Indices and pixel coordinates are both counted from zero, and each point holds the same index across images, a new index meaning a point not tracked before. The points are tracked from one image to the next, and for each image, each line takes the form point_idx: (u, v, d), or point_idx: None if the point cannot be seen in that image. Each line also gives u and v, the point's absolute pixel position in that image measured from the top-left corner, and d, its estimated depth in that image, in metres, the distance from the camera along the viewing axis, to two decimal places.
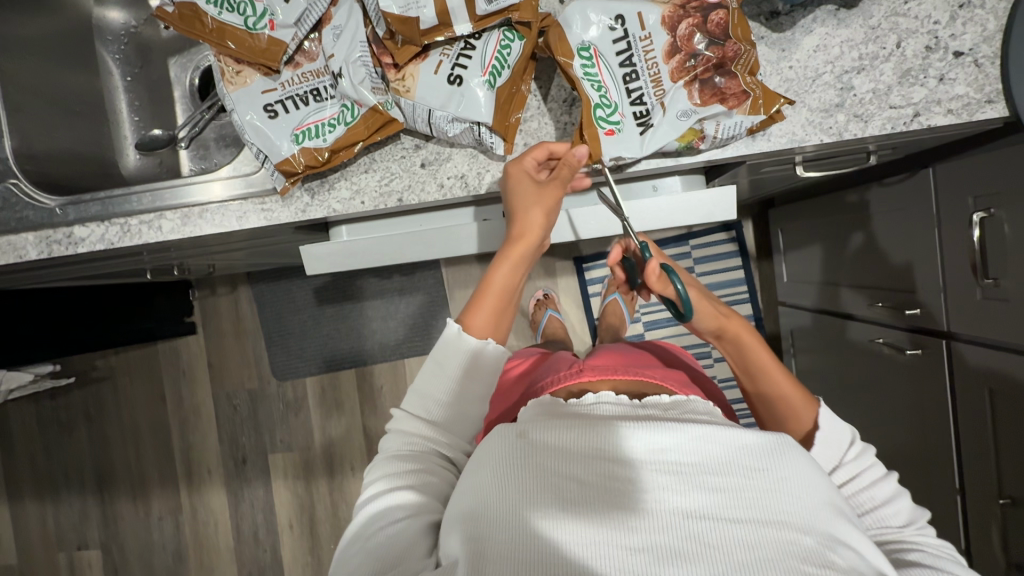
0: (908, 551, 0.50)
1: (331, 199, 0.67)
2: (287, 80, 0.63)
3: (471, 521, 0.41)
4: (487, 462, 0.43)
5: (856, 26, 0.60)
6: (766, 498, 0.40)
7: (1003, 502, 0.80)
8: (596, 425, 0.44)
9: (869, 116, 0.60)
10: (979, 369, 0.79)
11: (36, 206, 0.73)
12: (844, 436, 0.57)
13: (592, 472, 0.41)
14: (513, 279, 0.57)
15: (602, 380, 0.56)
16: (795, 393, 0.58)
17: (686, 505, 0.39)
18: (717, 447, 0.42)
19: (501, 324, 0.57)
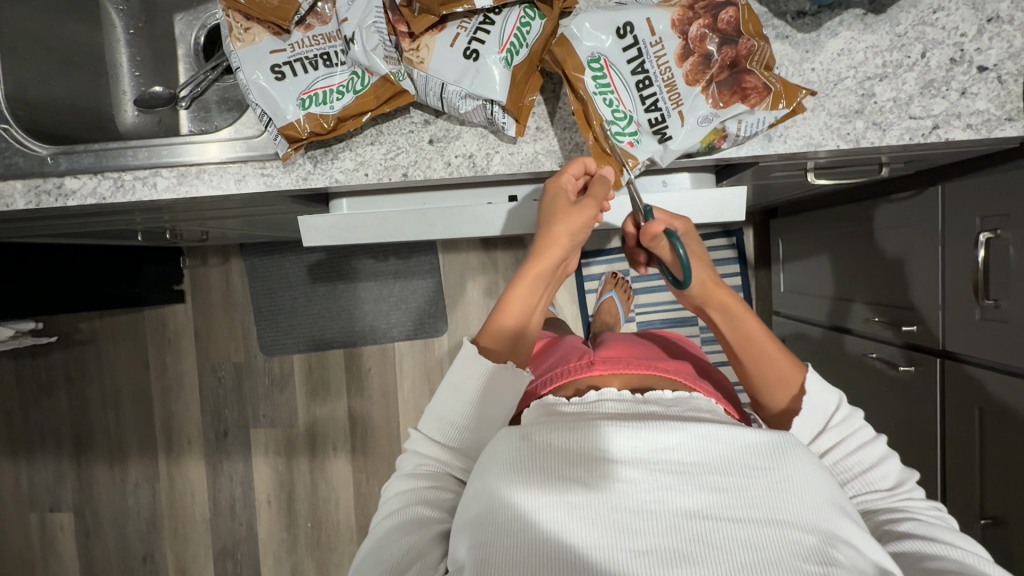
0: (900, 521, 0.51)
1: (334, 168, 0.65)
2: (297, 41, 0.61)
3: (476, 527, 0.41)
4: (493, 466, 0.43)
5: (882, 33, 0.59)
6: (771, 499, 0.39)
7: (984, 523, 0.81)
8: (579, 426, 0.44)
9: (888, 126, 0.59)
10: (971, 390, 0.79)
11: (27, 153, 0.70)
12: (834, 400, 0.57)
13: (595, 475, 0.41)
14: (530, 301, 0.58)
15: (612, 375, 0.59)
16: (784, 362, 0.57)
17: (689, 505, 0.39)
18: (719, 448, 0.42)
19: (520, 346, 0.59)
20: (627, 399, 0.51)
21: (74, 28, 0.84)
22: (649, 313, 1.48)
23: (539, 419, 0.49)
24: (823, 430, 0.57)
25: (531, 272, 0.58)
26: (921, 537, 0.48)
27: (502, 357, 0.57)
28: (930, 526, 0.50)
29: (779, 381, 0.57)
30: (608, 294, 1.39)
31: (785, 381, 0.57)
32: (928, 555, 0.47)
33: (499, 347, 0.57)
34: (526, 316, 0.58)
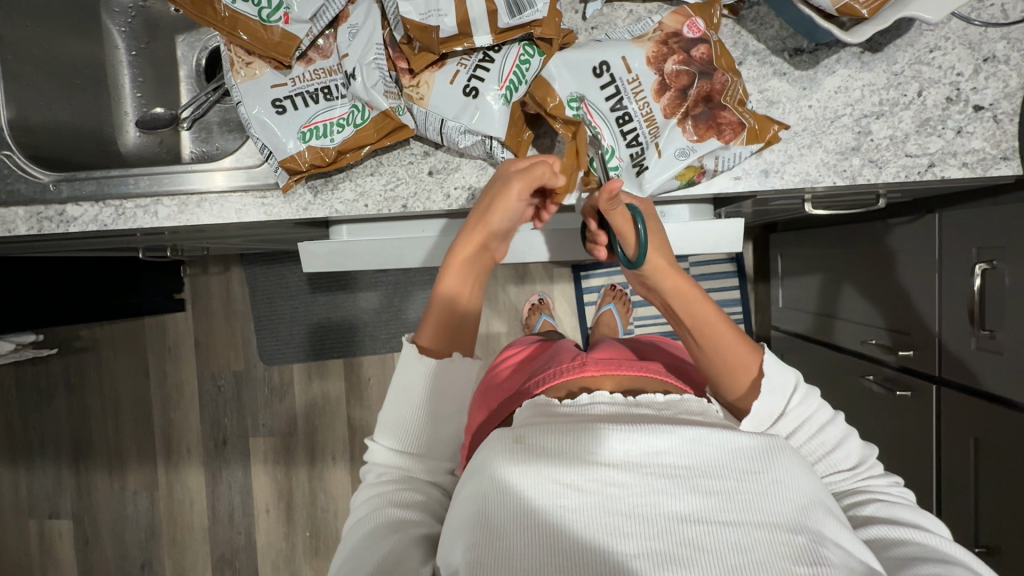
0: (864, 505, 0.50)
1: (335, 199, 0.66)
2: (298, 75, 0.62)
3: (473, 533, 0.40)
4: (488, 465, 0.43)
5: (879, 71, 0.59)
6: (761, 501, 0.40)
7: (978, 550, 0.82)
8: (582, 431, 0.43)
9: (884, 163, 0.60)
10: (966, 418, 0.80)
11: (29, 180, 0.71)
12: (792, 377, 0.55)
13: (588, 478, 0.40)
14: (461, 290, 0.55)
15: (604, 376, 0.57)
16: (739, 345, 0.54)
17: (680, 508, 0.39)
18: (709, 452, 0.42)
19: (459, 336, 0.55)
20: (619, 402, 0.50)
21: (74, 49, 0.85)
22: (648, 326, 1.48)
23: (527, 421, 0.48)
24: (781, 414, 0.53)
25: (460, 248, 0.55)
26: (886, 520, 0.48)
27: (447, 353, 0.54)
28: (891, 506, 0.50)
29: (736, 367, 0.54)
30: (607, 307, 1.39)
31: (745, 362, 0.54)
32: (894, 540, 0.47)
33: (437, 340, 0.54)
34: (455, 298, 0.55)
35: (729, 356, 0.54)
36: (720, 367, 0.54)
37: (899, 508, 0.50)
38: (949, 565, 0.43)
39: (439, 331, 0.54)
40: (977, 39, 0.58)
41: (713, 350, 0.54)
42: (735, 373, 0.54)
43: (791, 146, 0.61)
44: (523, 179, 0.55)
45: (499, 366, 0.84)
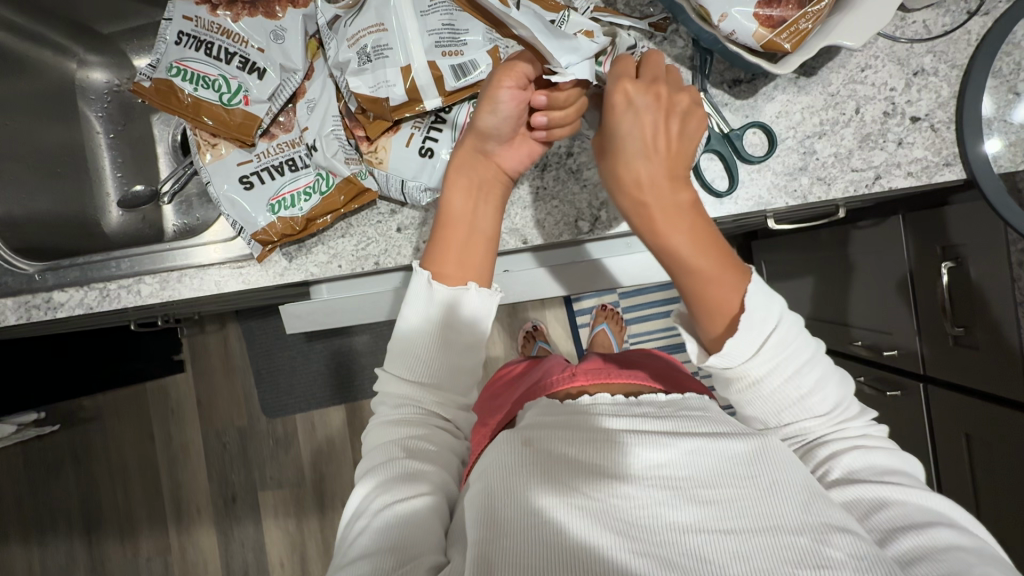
0: (837, 457, 0.47)
1: (309, 262, 0.68)
2: (263, 151, 0.64)
3: (481, 532, 0.40)
4: (493, 469, 0.44)
5: (816, 93, 0.62)
6: (757, 509, 0.40)
7: None
8: (599, 443, 0.45)
9: (834, 178, 0.62)
10: (956, 415, 0.80)
11: (15, 271, 0.73)
12: (775, 314, 0.47)
13: (594, 487, 0.42)
14: (465, 209, 0.55)
15: (593, 384, 0.59)
16: (724, 279, 0.47)
17: (682, 518, 0.40)
18: (709, 461, 0.44)
19: (473, 263, 0.54)
20: (620, 401, 0.52)
21: (55, 140, 0.88)
22: (645, 343, 1.48)
23: (535, 424, 0.49)
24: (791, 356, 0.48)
25: (461, 163, 0.56)
26: (861, 475, 0.46)
27: (459, 281, 0.53)
28: (865, 454, 0.47)
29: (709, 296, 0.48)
30: (600, 328, 1.39)
31: (726, 294, 0.47)
32: (874, 501, 0.44)
33: (447, 266, 0.54)
34: (467, 209, 0.56)
35: (699, 291, 0.48)
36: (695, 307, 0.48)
37: (875, 454, 0.47)
38: (932, 526, 0.41)
39: (449, 257, 0.54)
40: (905, 54, 0.61)
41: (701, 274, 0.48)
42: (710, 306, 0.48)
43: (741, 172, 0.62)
44: (509, 73, 0.52)
45: (493, 382, 0.86)
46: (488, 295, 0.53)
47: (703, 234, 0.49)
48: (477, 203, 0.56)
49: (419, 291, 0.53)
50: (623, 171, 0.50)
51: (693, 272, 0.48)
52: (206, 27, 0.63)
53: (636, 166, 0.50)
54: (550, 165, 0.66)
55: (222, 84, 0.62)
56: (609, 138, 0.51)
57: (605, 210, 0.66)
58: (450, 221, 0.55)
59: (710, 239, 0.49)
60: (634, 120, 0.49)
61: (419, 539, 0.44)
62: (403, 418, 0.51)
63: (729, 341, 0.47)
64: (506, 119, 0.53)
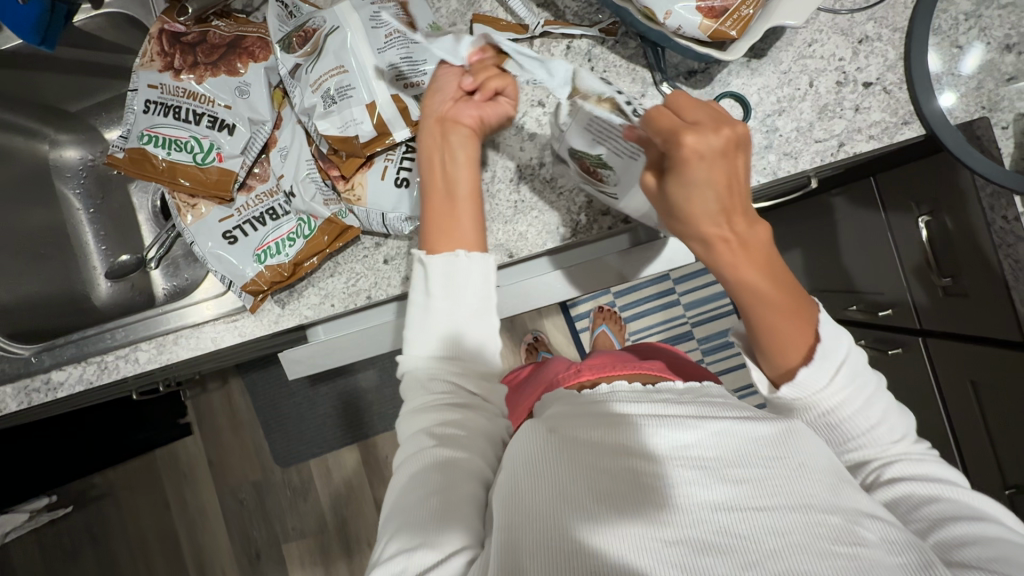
0: (890, 464, 0.48)
1: (302, 306, 0.68)
2: (242, 204, 0.65)
3: (510, 526, 0.40)
4: (517, 461, 0.44)
5: (769, 73, 0.64)
6: (787, 486, 0.41)
7: (1010, 492, 0.81)
8: (620, 424, 0.46)
9: (799, 150, 0.63)
10: (960, 363, 0.81)
11: (11, 357, 0.73)
12: (845, 347, 0.50)
13: (622, 471, 0.42)
14: (442, 175, 0.57)
15: (602, 376, 0.60)
16: (793, 324, 0.49)
17: (713, 497, 0.40)
18: (736, 442, 0.44)
19: (465, 232, 0.55)
20: (638, 389, 0.52)
21: (37, 222, 0.89)
22: (647, 338, 1.49)
23: (557, 412, 0.50)
24: (835, 374, 0.49)
25: (428, 140, 0.57)
26: (914, 479, 0.47)
27: (447, 250, 0.54)
28: (919, 463, 0.48)
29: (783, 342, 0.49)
30: (600, 329, 1.39)
31: (797, 336, 0.49)
32: (924, 498, 0.45)
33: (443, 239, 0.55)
34: (435, 177, 0.57)
35: (777, 336, 0.49)
36: (773, 347, 0.50)
37: (929, 462, 0.48)
38: (984, 523, 0.42)
39: (444, 229, 0.55)
40: (848, 25, 0.63)
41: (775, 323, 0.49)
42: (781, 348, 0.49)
43: None
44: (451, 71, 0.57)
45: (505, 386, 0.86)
46: (479, 261, 0.54)
47: (777, 271, 0.49)
48: (446, 166, 0.57)
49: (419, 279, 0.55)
50: (693, 218, 0.47)
51: (767, 312, 0.49)
52: (171, 93, 0.64)
53: (712, 211, 0.46)
54: (524, 178, 0.67)
55: (194, 144, 0.64)
56: (676, 175, 0.45)
57: (583, 214, 0.67)
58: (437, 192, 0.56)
59: (784, 276, 0.49)
60: (708, 171, 0.44)
61: (448, 541, 0.43)
62: (429, 405, 0.51)
63: (812, 376, 0.48)
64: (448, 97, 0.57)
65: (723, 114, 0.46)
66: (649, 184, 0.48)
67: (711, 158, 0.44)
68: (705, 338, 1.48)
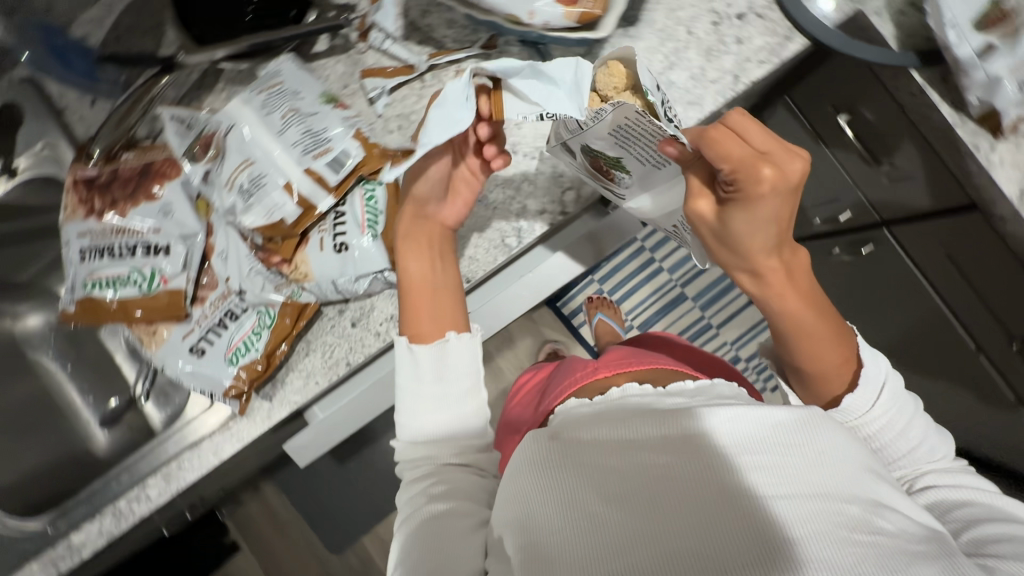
0: (921, 476, 0.53)
1: (289, 393, 0.69)
2: (200, 316, 0.66)
3: (521, 531, 0.42)
4: (521, 470, 0.44)
5: (648, 35, 0.66)
6: (808, 474, 0.40)
7: (1017, 346, 0.77)
8: (636, 422, 0.45)
9: (701, 94, 0.65)
10: (929, 233, 0.80)
11: (28, 534, 0.73)
12: (884, 368, 0.56)
13: (626, 460, 0.43)
14: (427, 267, 0.60)
15: (617, 374, 0.59)
16: (834, 345, 0.55)
17: (725, 481, 0.40)
18: (752, 427, 0.43)
19: (451, 317, 0.58)
20: (650, 393, 0.52)
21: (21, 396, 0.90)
22: (643, 314, 1.50)
23: (584, 412, 0.50)
24: (879, 397, 0.54)
25: (406, 229, 0.60)
26: (949, 488, 0.51)
27: (435, 337, 0.57)
28: (954, 475, 0.52)
29: (827, 369, 0.55)
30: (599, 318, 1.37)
31: (841, 358, 0.55)
32: (955, 502, 0.49)
33: (429, 325, 0.58)
34: (426, 279, 0.59)
35: (816, 354, 0.55)
36: (813, 360, 0.55)
37: (960, 475, 0.52)
38: (1014, 524, 0.46)
39: (432, 319, 0.58)
40: None
41: (816, 352, 0.55)
42: (829, 371, 0.55)
43: None
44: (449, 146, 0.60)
45: (512, 395, 0.86)
46: (468, 343, 0.56)
47: (810, 291, 0.56)
48: (434, 266, 0.60)
49: (403, 355, 0.56)
50: (751, 247, 0.51)
51: (810, 339, 0.55)
52: (99, 235, 0.64)
53: (767, 243, 0.51)
54: None
55: (136, 275, 0.64)
56: (743, 203, 0.47)
57: (523, 220, 0.68)
58: (421, 280, 0.59)
59: (814, 298, 0.55)
60: (776, 204, 0.47)
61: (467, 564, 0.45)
62: (424, 471, 0.53)
63: (856, 400, 0.54)
64: (438, 178, 0.60)
65: (783, 141, 0.48)
66: (709, 215, 0.50)
67: (782, 194, 0.46)
68: (698, 295, 1.49)
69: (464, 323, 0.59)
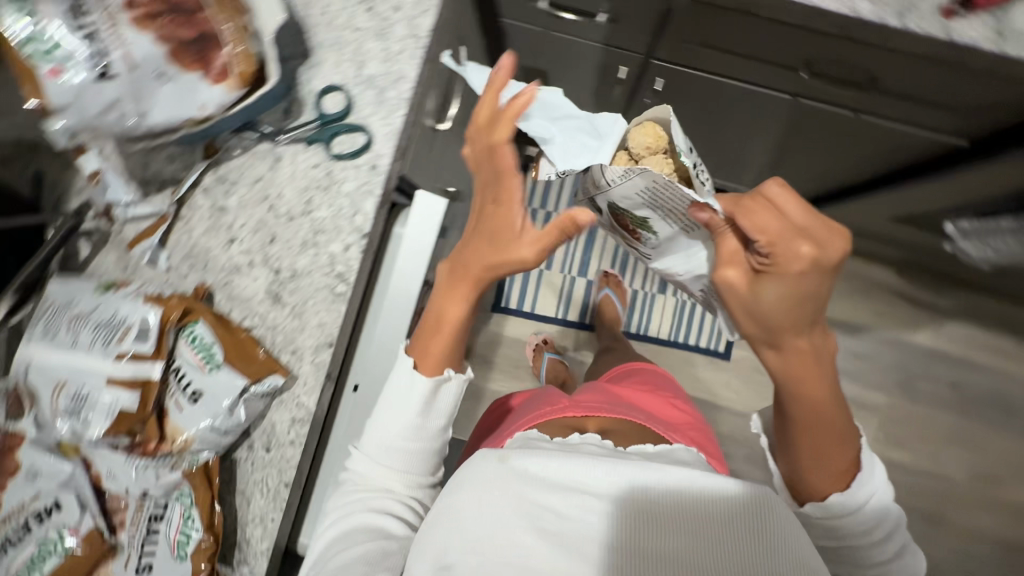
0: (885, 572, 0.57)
1: (255, 547, 0.67)
2: (129, 540, 0.63)
3: (443, 556, 0.46)
4: (468, 487, 0.49)
5: (330, 54, 0.71)
6: (738, 552, 0.43)
7: (804, 71, 0.83)
8: (625, 469, 0.48)
9: (398, 69, 0.70)
10: (682, 32, 0.85)
11: None
12: (877, 480, 0.57)
13: (577, 504, 0.47)
14: (459, 307, 0.61)
15: (587, 419, 0.68)
16: (844, 440, 0.57)
17: (641, 533, 0.44)
18: (689, 492, 0.47)
19: (453, 354, 0.62)
20: (606, 445, 0.59)
21: None
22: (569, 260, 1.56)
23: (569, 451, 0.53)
24: (875, 496, 0.57)
25: (466, 255, 0.59)
26: None
27: (433, 372, 0.61)
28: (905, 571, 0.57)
29: (815, 450, 0.57)
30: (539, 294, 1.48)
31: (844, 456, 0.57)
32: None
33: (432, 360, 0.61)
34: (456, 313, 0.61)
35: (826, 449, 0.57)
36: (804, 440, 0.57)
37: None
38: None
39: (440, 350, 0.61)
40: None
41: (805, 437, 0.57)
42: (825, 458, 0.57)
43: (358, 136, 0.69)
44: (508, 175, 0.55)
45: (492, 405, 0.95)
46: (454, 385, 0.62)
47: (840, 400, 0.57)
48: (460, 311, 0.61)
49: (388, 402, 0.61)
50: (775, 322, 0.53)
51: (832, 421, 0.56)
52: None
53: (796, 324, 0.52)
54: (279, 291, 0.70)
55: (49, 544, 0.59)
56: (774, 275, 0.51)
57: (340, 264, 0.69)
58: (445, 323, 0.61)
59: (840, 424, 0.56)
60: (812, 283, 0.50)
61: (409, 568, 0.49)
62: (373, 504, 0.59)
63: (845, 499, 0.56)
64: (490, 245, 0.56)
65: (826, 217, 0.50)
66: (792, 290, 0.51)
67: (818, 270, 0.49)
68: None
69: (461, 364, 0.64)
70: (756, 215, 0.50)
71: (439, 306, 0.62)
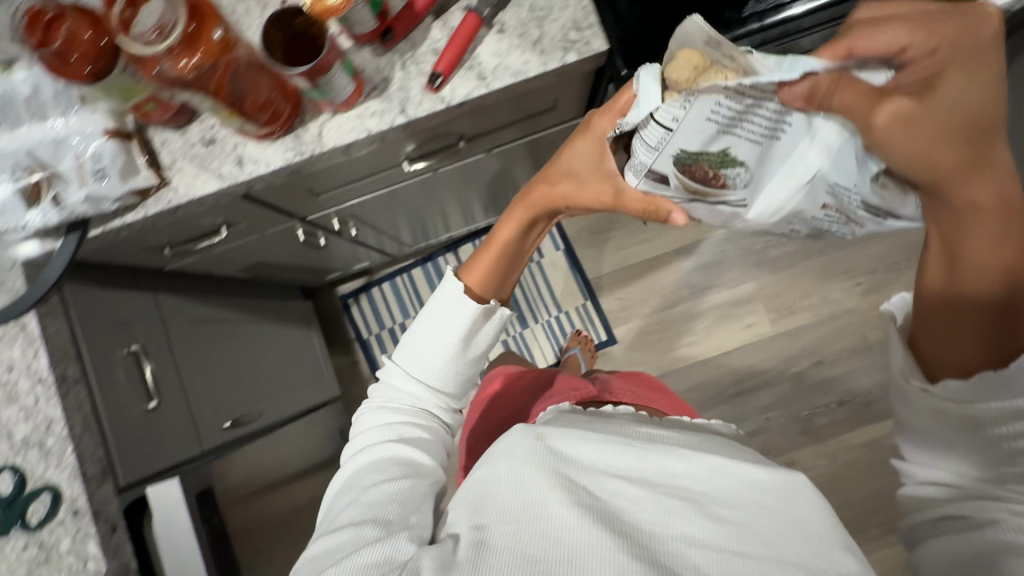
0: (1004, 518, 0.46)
1: None
2: None
3: (475, 514, 0.46)
4: (504, 457, 0.48)
5: None
6: (767, 536, 0.41)
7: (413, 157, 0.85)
8: (674, 450, 0.47)
9: (43, 417, 0.71)
10: (300, 198, 0.86)
11: None
12: None
13: (656, 474, 0.46)
14: (510, 232, 0.68)
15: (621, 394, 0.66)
16: (981, 269, 0.48)
17: (675, 510, 0.43)
18: (727, 480, 0.45)
19: (496, 269, 0.68)
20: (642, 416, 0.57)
21: None
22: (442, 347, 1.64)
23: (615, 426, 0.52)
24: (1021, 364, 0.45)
25: (545, 178, 0.66)
26: None
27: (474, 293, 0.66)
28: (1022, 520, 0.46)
29: (957, 321, 0.49)
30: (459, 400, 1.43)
31: (978, 289, 0.48)
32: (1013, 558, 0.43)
33: (477, 271, 0.67)
34: (505, 237, 0.67)
35: (970, 299, 0.48)
36: (955, 304, 0.49)
37: None
38: None
39: (483, 267, 0.67)
40: None
41: (951, 309, 0.49)
42: (956, 315, 0.49)
43: (41, 500, 0.69)
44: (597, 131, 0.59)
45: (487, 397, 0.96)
46: (465, 317, 0.64)
47: (1008, 223, 0.48)
48: (505, 237, 0.67)
49: (440, 372, 0.64)
50: (921, 155, 0.46)
51: (970, 275, 0.49)
52: None
53: (946, 156, 0.46)
54: None
55: None
56: (929, 99, 0.44)
57: None
58: (501, 245, 0.67)
59: (1019, 244, 0.48)
60: (963, 89, 0.44)
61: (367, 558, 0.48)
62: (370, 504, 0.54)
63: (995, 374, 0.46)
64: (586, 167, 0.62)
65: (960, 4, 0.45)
66: (901, 108, 0.45)
67: (960, 49, 0.44)
68: None
69: (496, 291, 0.68)
70: (861, 48, 0.45)
71: (497, 230, 0.68)
